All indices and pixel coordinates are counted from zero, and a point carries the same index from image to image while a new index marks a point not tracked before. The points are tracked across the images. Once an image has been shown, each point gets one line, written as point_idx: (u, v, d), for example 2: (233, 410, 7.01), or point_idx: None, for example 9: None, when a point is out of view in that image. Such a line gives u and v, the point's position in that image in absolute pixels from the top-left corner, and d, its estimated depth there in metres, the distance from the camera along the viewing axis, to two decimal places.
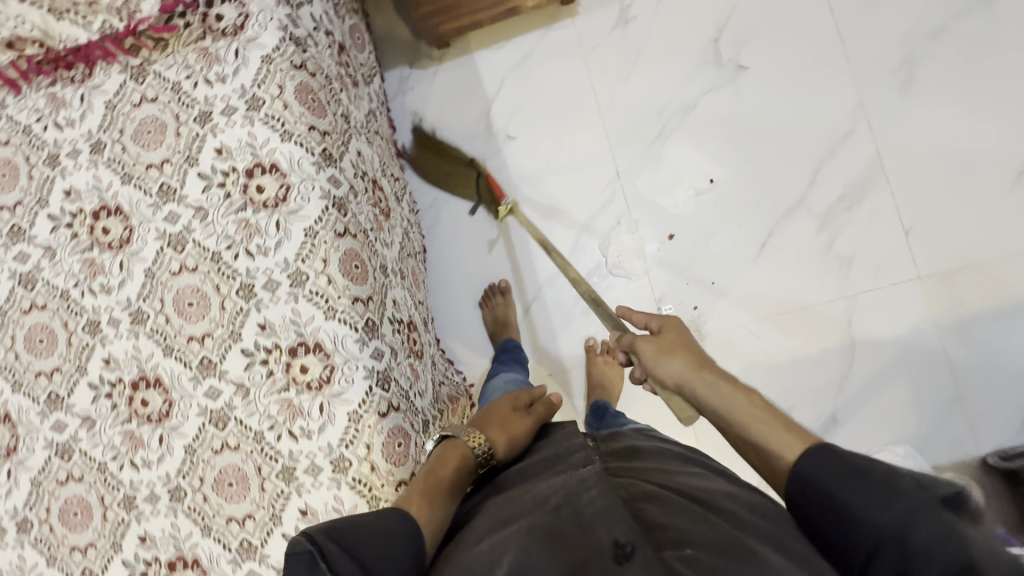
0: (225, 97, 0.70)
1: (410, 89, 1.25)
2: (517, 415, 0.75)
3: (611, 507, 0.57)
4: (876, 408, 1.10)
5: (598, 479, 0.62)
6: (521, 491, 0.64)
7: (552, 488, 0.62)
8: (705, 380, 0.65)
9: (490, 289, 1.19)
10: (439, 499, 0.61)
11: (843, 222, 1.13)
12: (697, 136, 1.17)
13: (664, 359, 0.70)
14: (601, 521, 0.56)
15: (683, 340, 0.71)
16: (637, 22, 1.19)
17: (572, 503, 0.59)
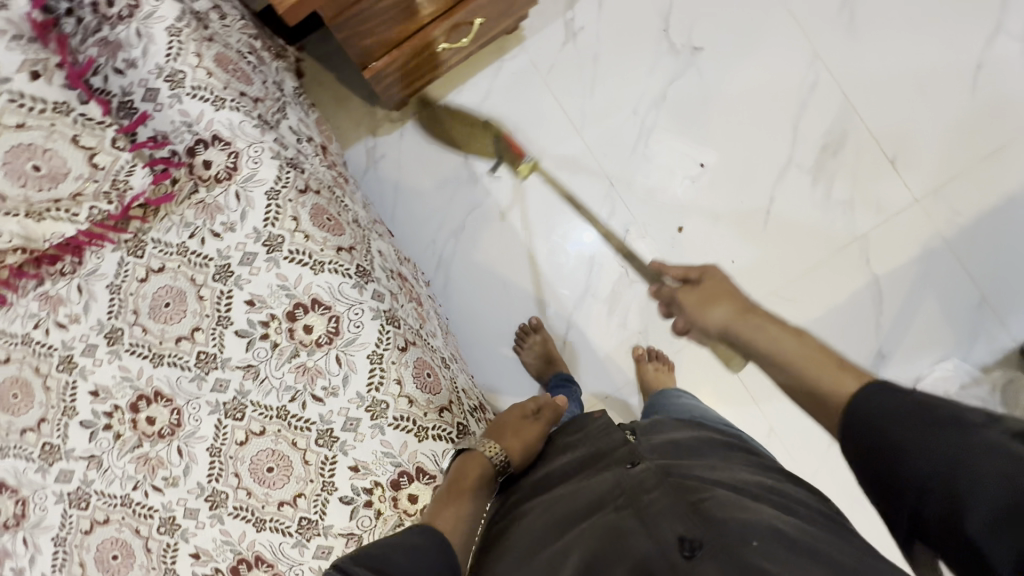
0: (240, 245, 0.65)
1: (380, 157, 1.21)
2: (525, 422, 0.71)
3: (677, 505, 0.53)
4: (915, 331, 1.14)
5: (659, 477, 0.57)
6: (571, 492, 0.59)
7: (608, 489, 0.57)
8: (750, 323, 0.63)
9: (524, 329, 1.16)
10: (462, 509, 0.58)
11: (834, 168, 1.16)
12: (674, 126, 1.18)
13: (711, 307, 0.68)
14: (667, 518, 0.52)
15: (724, 284, 0.69)
16: (584, 32, 1.19)
17: (631, 502, 0.55)
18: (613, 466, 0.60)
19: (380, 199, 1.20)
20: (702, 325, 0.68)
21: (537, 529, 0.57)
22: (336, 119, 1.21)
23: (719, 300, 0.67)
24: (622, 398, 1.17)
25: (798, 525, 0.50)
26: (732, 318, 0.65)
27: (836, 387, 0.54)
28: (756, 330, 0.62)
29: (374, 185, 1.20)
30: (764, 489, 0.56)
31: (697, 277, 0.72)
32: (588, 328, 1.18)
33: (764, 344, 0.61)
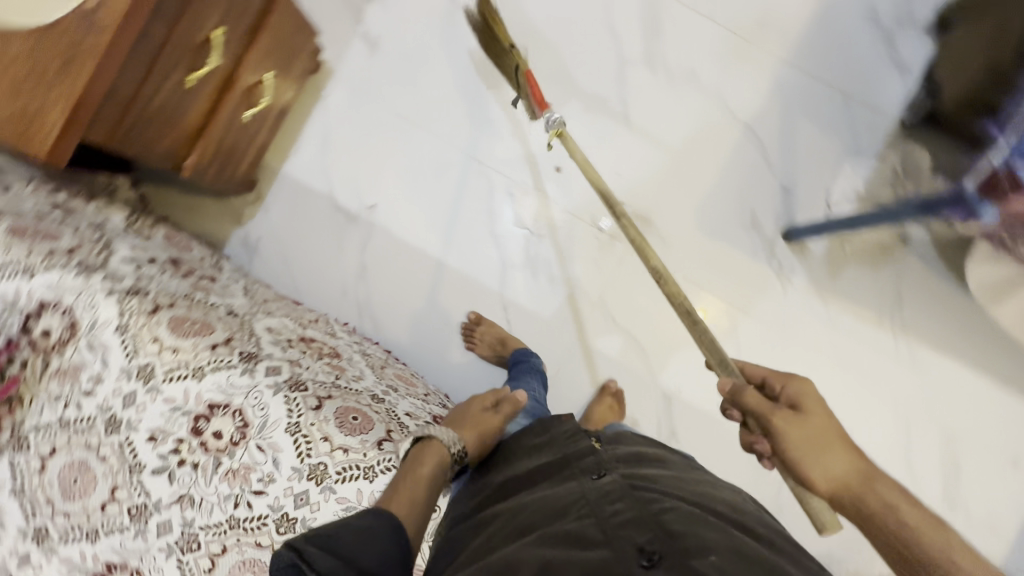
0: (116, 390, 0.63)
1: (257, 242, 1.18)
2: (484, 416, 0.82)
3: (642, 519, 0.57)
4: (803, 155, 1.18)
5: (623, 491, 0.62)
6: (539, 500, 0.64)
7: (576, 502, 0.61)
8: (846, 466, 0.60)
9: (467, 327, 1.16)
10: (424, 496, 0.59)
11: (661, 48, 1.19)
12: (506, 79, 1.19)
13: (823, 456, 0.60)
14: (629, 530, 0.56)
15: (836, 429, 0.62)
16: (383, 38, 1.20)
17: (596, 513, 0.59)
18: (582, 483, 0.65)
19: (277, 280, 1.18)
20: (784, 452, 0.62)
21: (502, 533, 0.61)
22: (198, 227, 1.18)
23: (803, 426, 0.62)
24: (586, 344, 1.18)
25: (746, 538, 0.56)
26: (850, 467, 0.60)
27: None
28: (796, 427, 0.62)
29: (264, 269, 1.18)
30: (716, 507, 0.63)
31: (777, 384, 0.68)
32: (523, 299, 1.18)
33: (886, 503, 0.56)
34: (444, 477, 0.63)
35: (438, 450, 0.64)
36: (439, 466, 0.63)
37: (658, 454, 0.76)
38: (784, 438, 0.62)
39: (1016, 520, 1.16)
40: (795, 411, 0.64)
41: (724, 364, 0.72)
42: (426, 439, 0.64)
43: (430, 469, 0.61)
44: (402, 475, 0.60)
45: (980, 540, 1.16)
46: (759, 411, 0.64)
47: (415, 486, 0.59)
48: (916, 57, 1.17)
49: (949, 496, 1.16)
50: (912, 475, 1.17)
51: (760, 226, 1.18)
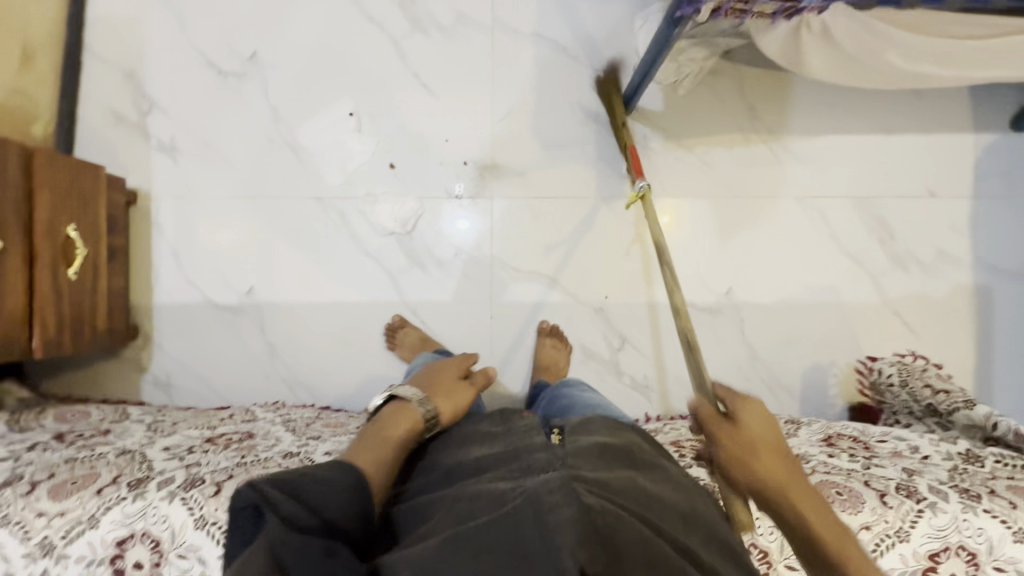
0: (33, 573, 0.67)
1: (168, 375, 1.19)
2: (461, 387, 0.85)
3: (585, 524, 0.50)
4: (599, 31, 1.18)
5: (568, 485, 0.54)
6: (476, 494, 0.58)
7: (514, 493, 0.55)
8: (777, 479, 0.57)
9: (391, 329, 1.16)
10: (388, 459, 0.66)
11: (424, 9, 1.19)
12: (304, 114, 1.19)
13: (755, 453, 0.58)
14: (572, 535, 0.49)
15: (773, 425, 0.60)
16: (178, 137, 1.20)
17: (533, 503, 0.53)
18: (525, 479, 0.59)
19: (204, 400, 1.18)
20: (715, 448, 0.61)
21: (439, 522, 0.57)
22: (109, 392, 1.18)
23: (755, 444, 0.59)
24: (503, 303, 1.18)
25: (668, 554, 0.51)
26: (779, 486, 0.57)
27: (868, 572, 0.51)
28: (758, 474, 0.57)
29: (188, 396, 1.18)
30: (651, 508, 0.57)
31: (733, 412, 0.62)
32: (427, 295, 1.18)
33: (791, 506, 0.55)
34: (403, 444, 0.71)
35: (411, 414, 0.74)
36: (409, 426, 0.73)
37: (621, 441, 0.70)
38: (763, 470, 0.57)
39: (963, 244, 1.16)
40: (744, 443, 0.59)
41: (709, 392, 0.69)
42: (401, 403, 0.75)
43: (401, 430, 0.71)
44: (375, 434, 0.70)
45: (940, 279, 1.16)
46: (724, 438, 0.60)
47: (385, 444, 0.68)
48: None
49: (893, 256, 1.16)
50: (851, 256, 1.17)
51: (597, 114, 1.18)
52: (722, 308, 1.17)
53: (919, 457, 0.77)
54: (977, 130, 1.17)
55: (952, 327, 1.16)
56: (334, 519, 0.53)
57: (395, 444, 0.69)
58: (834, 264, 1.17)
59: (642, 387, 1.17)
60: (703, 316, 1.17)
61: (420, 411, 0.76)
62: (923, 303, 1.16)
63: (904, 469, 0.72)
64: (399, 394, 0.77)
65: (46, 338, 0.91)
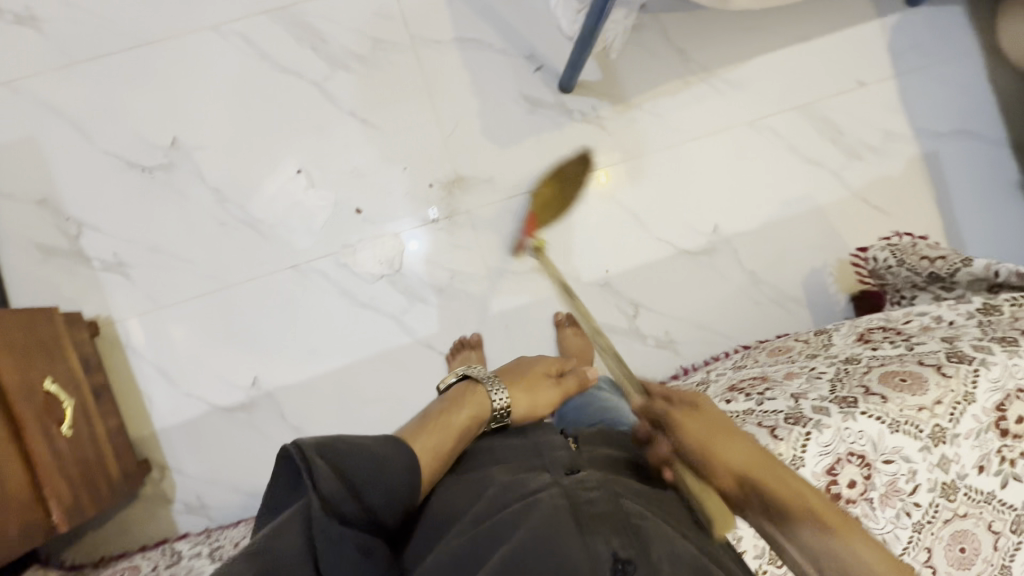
0: None
1: (199, 498, 1.11)
2: (544, 383, 0.85)
3: (614, 521, 0.57)
4: (518, 18, 1.17)
5: (602, 484, 0.63)
6: (504, 488, 0.64)
7: (550, 488, 0.62)
8: (784, 482, 0.56)
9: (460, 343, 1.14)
10: (443, 441, 0.68)
11: (338, 45, 1.14)
12: (249, 186, 1.12)
13: (724, 441, 0.58)
14: (604, 528, 0.56)
15: (729, 421, 0.60)
16: (122, 251, 1.10)
17: (570, 500, 0.60)
18: (551, 473, 0.66)
19: (245, 510, 1.11)
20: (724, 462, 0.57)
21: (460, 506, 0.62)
22: (142, 535, 1.10)
23: (717, 438, 0.59)
24: (513, 309, 1.17)
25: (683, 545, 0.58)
26: (748, 467, 0.56)
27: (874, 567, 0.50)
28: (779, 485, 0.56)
29: (227, 511, 1.11)
30: (656, 503, 0.64)
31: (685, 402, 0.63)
32: (436, 326, 1.15)
33: (793, 499, 0.54)
34: (464, 431, 0.71)
35: (479, 400, 0.75)
36: (474, 412, 0.74)
37: (618, 446, 0.75)
38: (701, 417, 0.61)
39: (900, 120, 1.25)
40: (696, 411, 0.62)
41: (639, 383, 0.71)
42: (472, 385, 0.77)
43: (466, 416, 0.72)
44: (440, 415, 0.71)
45: (892, 158, 1.25)
46: (677, 399, 0.63)
47: (445, 428, 0.69)
48: None
49: (846, 149, 1.24)
50: (811, 161, 1.23)
51: (542, 100, 1.18)
52: (715, 246, 1.21)
53: (944, 324, 0.81)
54: (881, 15, 1.25)
55: (915, 197, 1.25)
56: (375, 507, 0.55)
57: (457, 430, 0.70)
58: (799, 174, 1.23)
59: (667, 343, 1.20)
60: (700, 259, 1.21)
61: (490, 397, 0.76)
62: (884, 184, 1.25)
63: (943, 339, 0.75)
64: (479, 377, 0.79)
65: (65, 508, 0.83)
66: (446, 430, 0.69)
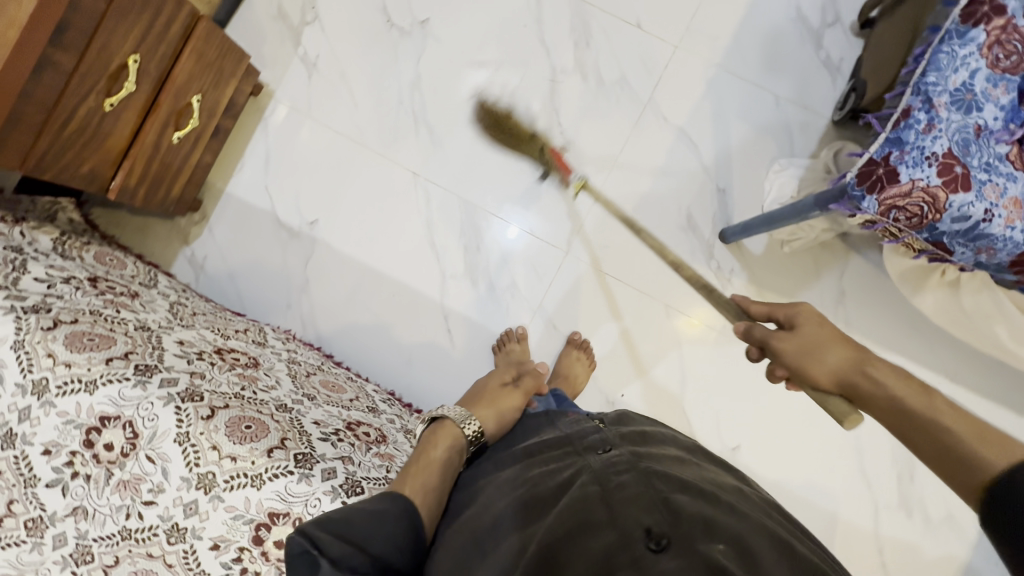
0: (11, 405, 0.65)
1: (204, 260, 1.22)
2: (505, 391, 0.86)
3: (646, 500, 0.58)
4: (738, 157, 1.18)
5: (627, 461, 0.65)
6: (533, 477, 0.66)
7: (581, 476, 0.64)
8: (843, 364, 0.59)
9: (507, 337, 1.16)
10: (430, 475, 0.67)
11: (595, 58, 1.21)
12: (442, 93, 1.22)
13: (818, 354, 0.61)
14: (636, 509, 0.57)
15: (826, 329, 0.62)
16: (322, 58, 1.23)
17: (602, 488, 0.61)
18: (584, 456, 0.68)
19: (223, 297, 1.21)
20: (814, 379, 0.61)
21: (498, 502, 0.64)
22: (146, 246, 1.21)
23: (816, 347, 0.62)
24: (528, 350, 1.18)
25: (770, 520, 0.60)
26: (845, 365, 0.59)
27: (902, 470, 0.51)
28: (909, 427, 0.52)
29: (211, 287, 1.21)
30: (712, 479, 0.66)
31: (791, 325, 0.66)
32: (465, 308, 1.19)
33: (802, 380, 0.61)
34: (449, 458, 0.71)
35: (451, 431, 0.74)
36: (450, 445, 0.72)
37: (655, 428, 0.79)
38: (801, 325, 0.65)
39: (973, 518, 1.14)
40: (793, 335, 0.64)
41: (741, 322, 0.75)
42: (440, 421, 0.75)
43: (441, 450, 0.71)
44: (415, 456, 0.69)
45: (937, 542, 1.13)
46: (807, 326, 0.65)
47: (428, 467, 0.69)
48: (846, 55, 1.18)
49: (902, 495, 1.14)
50: (863, 475, 1.15)
51: (697, 228, 1.18)
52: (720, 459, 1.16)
53: None
54: None
55: None
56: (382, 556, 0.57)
57: (439, 466, 0.69)
58: (846, 475, 1.15)
59: None
60: None
61: (461, 430, 0.74)
62: (909, 555, 1.13)
63: None
64: (439, 411, 0.77)
65: (124, 186, 0.94)
66: (428, 462, 0.69)
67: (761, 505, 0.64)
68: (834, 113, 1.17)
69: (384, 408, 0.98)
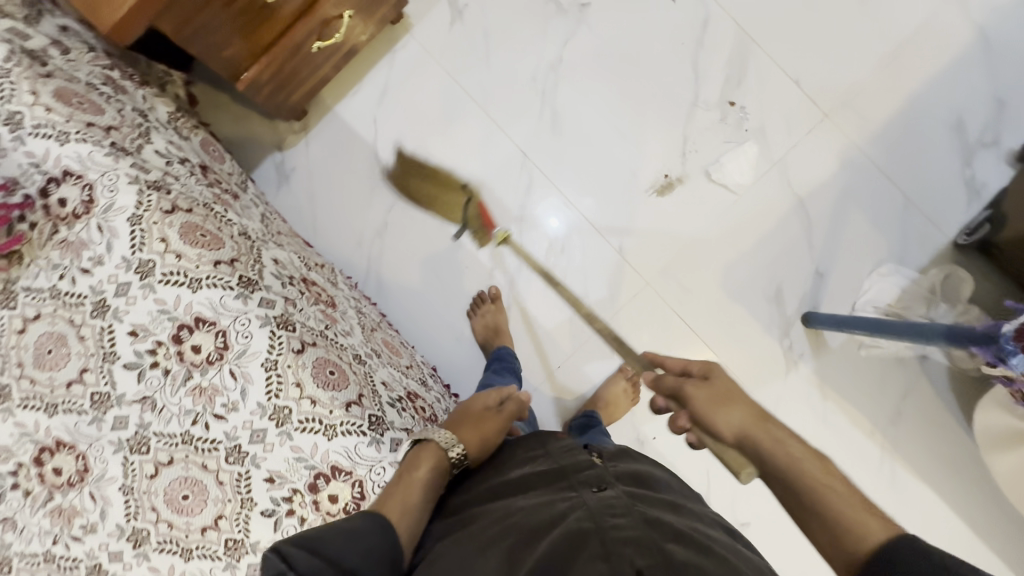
0: (112, 277, 0.63)
1: (291, 170, 1.18)
2: (491, 415, 0.73)
3: (643, 546, 0.53)
4: (848, 245, 1.14)
5: (627, 503, 0.60)
6: (526, 508, 0.62)
7: (575, 510, 0.60)
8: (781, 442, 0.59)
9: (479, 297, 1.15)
10: (414, 497, 0.59)
11: (742, 100, 1.15)
12: (578, 85, 1.17)
13: (725, 408, 0.62)
14: (631, 552, 0.52)
15: (735, 388, 0.63)
16: (471, 7, 1.17)
17: (596, 522, 0.56)
18: (579, 491, 0.63)
19: (299, 212, 1.18)
20: (713, 428, 0.62)
21: (491, 533, 0.60)
22: (240, 139, 1.18)
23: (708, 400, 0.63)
24: (576, 366, 1.16)
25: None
26: (750, 425, 0.61)
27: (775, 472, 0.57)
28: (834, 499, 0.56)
29: (288, 199, 1.18)
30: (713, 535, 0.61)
31: (700, 370, 0.66)
32: (528, 304, 1.16)
33: (791, 455, 0.58)
34: (438, 482, 0.62)
35: (436, 454, 0.63)
36: (436, 468, 0.62)
37: (651, 468, 0.76)
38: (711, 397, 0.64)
39: None
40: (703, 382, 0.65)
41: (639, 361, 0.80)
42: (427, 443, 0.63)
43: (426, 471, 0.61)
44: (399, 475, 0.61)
45: None
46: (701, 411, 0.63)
47: (408, 489, 0.60)
48: (991, 182, 1.14)
49: None
50: None
51: (783, 303, 1.14)
52: None
53: None
54: None
55: None
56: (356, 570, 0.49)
57: (422, 489, 0.60)
58: None
59: None
60: None
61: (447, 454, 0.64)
62: None
63: None
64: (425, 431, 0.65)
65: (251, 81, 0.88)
66: (412, 485, 0.60)
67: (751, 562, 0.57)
68: (960, 236, 1.12)
69: (434, 381, 0.97)
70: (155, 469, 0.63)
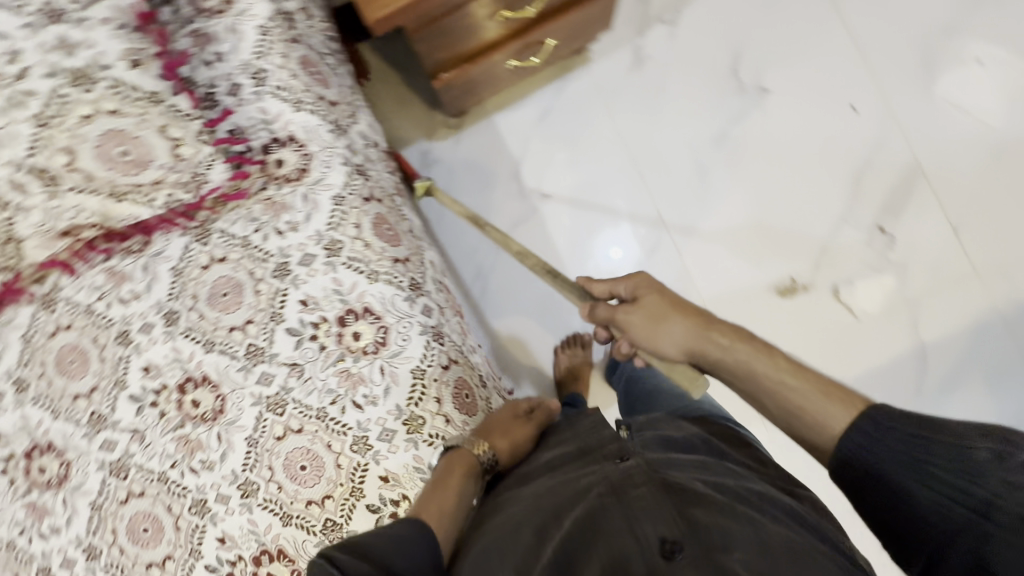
0: (301, 245, 0.67)
1: (433, 163, 1.20)
2: (518, 422, 0.67)
3: (670, 520, 0.49)
4: (959, 407, 1.10)
5: (648, 472, 0.54)
6: (547, 484, 0.57)
7: (595, 482, 0.54)
8: (737, 348, 0.56)
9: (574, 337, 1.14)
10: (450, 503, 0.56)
11: (894, 230, 1.13)
12: (734, 165, 1.16)
13: (662, 326, 0.60)
14: (650, 522, 0.49)
15: (676, 302, 0.61)
16: (653, 59, 1.18)
17: (617, 496, 0.52)
18: (600, 464, 0.57)
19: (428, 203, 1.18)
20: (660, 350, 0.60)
21: (516, 510, 0.56)
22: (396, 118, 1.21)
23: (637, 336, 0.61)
24: None
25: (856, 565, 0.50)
26: (692, 335, 0.59)
27: (827, 418, 0.51)
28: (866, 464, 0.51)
29: None
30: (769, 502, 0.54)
31: (629, 291, 0.64)
32: None
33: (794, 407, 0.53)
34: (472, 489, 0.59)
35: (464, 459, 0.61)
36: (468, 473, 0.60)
37: (693, 428, 0.67)
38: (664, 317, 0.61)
39: None
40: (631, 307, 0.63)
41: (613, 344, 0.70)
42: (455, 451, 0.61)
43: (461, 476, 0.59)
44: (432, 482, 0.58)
45: None
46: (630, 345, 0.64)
47: (444, 493, 0.57)
48: None
49: None
50: None
51: None
52: None
53: None
54: None
55: None
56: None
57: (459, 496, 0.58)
58: None
59: None
60: None
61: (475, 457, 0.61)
62: None
63: None
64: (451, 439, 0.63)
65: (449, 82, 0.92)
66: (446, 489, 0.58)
67: (796, 523, 0.53)
68: None
69: None
70: (283, 432, 0.65)
